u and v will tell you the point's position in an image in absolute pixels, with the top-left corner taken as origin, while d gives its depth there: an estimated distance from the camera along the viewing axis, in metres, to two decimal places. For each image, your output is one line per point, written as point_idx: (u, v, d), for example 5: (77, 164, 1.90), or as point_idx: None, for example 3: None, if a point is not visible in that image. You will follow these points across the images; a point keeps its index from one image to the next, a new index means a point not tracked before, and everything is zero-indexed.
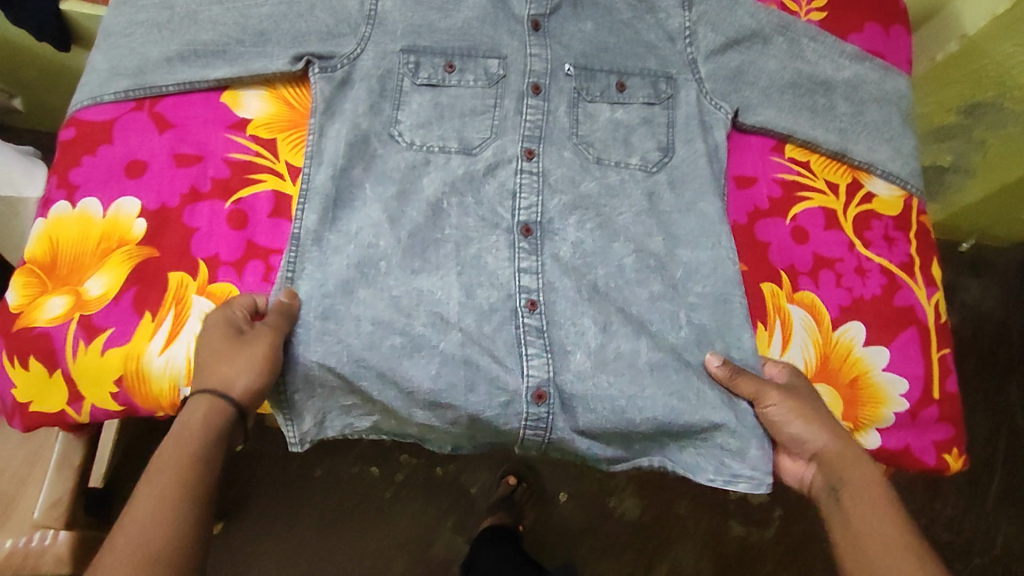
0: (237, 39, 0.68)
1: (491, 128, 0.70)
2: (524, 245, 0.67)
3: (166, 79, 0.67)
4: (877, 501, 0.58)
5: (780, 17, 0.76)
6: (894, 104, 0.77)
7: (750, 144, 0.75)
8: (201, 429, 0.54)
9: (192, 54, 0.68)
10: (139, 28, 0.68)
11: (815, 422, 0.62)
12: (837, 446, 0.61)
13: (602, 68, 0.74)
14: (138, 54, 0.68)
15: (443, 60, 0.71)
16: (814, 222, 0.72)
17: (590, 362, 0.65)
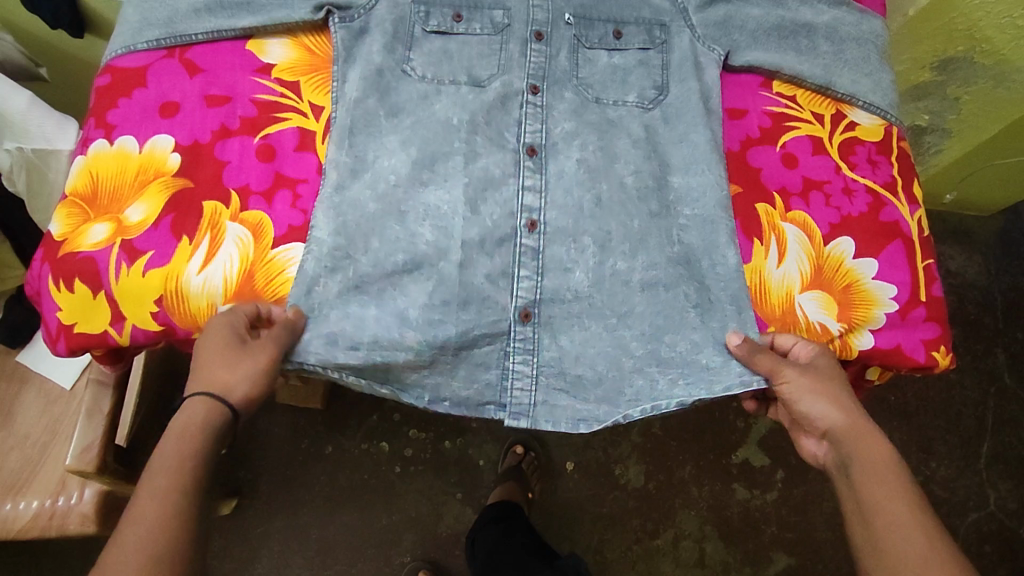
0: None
1: (499, 66, 0.75)
2: (529, 163, 0.72)
3: (195, 28, 0.74)
4: (886, 476, 0.62)
5: None
6: (871, 43, 0.85)
7: (741, 81, 0.82)
8: (188, 430, 0.58)
9: (218, 6, 0.74)
10: None
11: (825, 399, 0.66)
12: (848, 422, 0.65)
13: (599, 18, 0.79)
14: (168, 6, 0.74)
15: (452, 10, 0.76)
16: (802, 148, 0.79)
17: (587, 281, 0.69)
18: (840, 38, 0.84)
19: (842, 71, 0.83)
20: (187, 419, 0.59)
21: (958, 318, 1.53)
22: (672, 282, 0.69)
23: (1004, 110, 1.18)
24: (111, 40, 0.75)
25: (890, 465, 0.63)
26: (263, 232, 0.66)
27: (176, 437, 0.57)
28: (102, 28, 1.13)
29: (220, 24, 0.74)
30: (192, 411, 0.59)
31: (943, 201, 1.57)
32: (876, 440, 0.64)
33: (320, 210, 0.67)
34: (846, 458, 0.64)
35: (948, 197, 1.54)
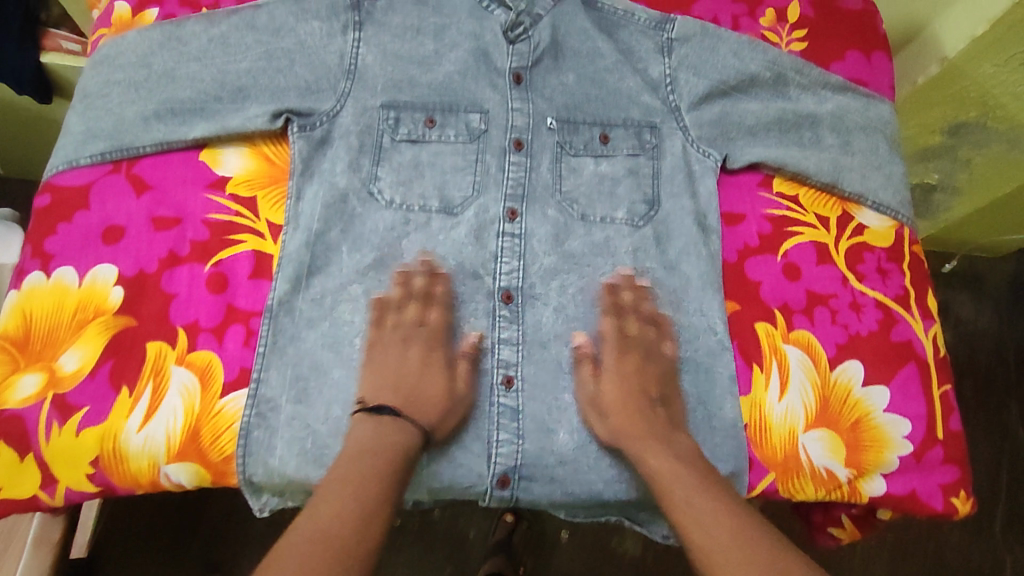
0: (215, 96, 0.71)
1: (472, 185, 0.71)
2: (504, 313, 0.67)
3: (143, 140, 0.68)
4: (682, 484, 0.56)
5: (766, 54, 0.79)
6: (880, 132, 0.79)
7: (738, 183, 0.76)
8: (368, 439, 0.56)
9: (169, 113, 0.69)
10: (116, 88, 0.70)
11: (616, 408, 0.62)
12: (631, 427, 0.61)
13: (585, 121, 0.76)
14: (115, 114, 0.69)
15: (424, 115, 0.74)
16: (806, 257, 0.73)
17: (572, 442, 0.63)
18: (844, 130, 0.79)
19: (852, 166, 0.77)
20: (356, 435, 0.56)
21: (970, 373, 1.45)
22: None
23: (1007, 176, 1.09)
24: (53, 151, 0.69)
25: (682, 471, 0.57)
26: (211, 378, 0.61)
27: (361, 447, 0.55)
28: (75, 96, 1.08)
29: (171, 134, 0.68)
30: (363, 429, 0.57)
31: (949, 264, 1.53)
32: (664, 445, 0.59)
33: (272, 373, 0.61)
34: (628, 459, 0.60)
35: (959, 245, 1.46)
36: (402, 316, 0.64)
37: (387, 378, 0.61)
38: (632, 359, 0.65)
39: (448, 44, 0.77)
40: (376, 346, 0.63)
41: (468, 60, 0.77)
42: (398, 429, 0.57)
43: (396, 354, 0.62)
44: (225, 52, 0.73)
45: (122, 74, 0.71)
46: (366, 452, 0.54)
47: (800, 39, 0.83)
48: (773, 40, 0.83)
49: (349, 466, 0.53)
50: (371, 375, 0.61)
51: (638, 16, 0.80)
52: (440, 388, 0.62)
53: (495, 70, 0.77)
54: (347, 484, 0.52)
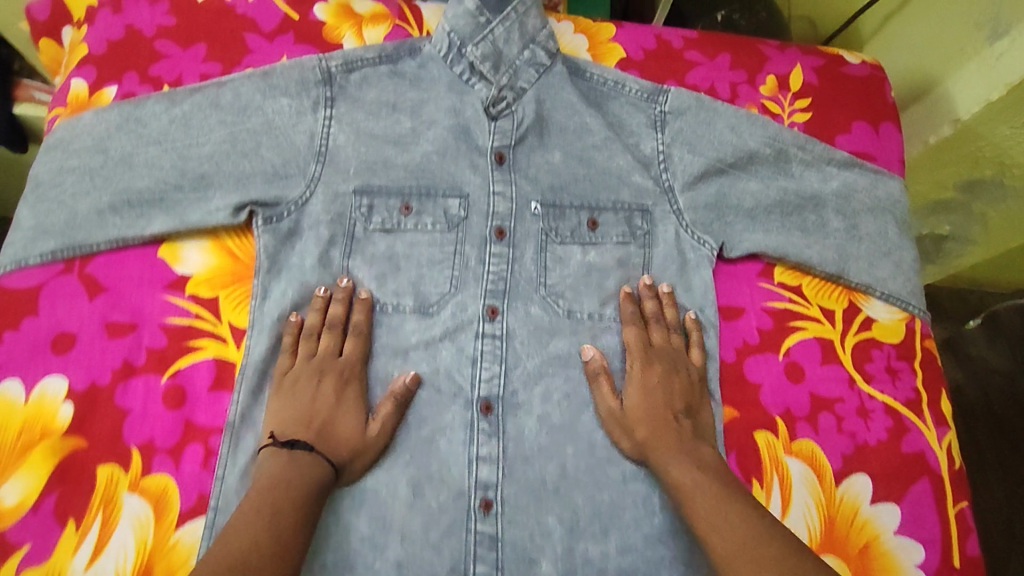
0: (175, 184, 0.66)
1: (450, 280, 0.67)
2: (483, 426, 0.62)
3: (97, 237, 0.64)
4: (709, 497, 0.54)
5: (765, 130, 0.75)
6: (888, 213, 0.75)
7: (737, 272, 0.72)
8: (278, 469, 0.53)
9: (125, 205, 0.65)
10: (70, 176, 0.66)
11: (639, 422, 0.61)
12: (656, 438, 0.60)
13: (571, 204, 0.72)
14: (67, 207, 0.64)
15: (400, 201, 0.69)
16: (810, 355, 0.68)
17: (556, 571, 0.59)
18: (850, 211, 0.74)
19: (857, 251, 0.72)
20: (263, 468, 0.54)
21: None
22: (653, 567, 0.59)
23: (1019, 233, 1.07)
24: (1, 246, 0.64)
25: (707, 483, 0.55)
26: (166, 505, 0.56)
27: (272, 478, 0.53)
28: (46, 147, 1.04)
29: (125, 231, 0.64)
30: (271, 461, 0.54)
31: (976, 321, 1.32)
32: (686, 455, 0.58)
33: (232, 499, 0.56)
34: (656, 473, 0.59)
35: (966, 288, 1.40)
36: (316, 347, 0.62)
37: (295, 406, 0.59)
38: (658, 369, 0.64)
39: (426, 121, 0.73)
40: (286, 376, 0.60)
41: (448, 139, 0.72)
42: (311, 461, 0.55)
43: (309, 387, 0.60)
44: (187, 135, 0.68)
45: (76, 161, 0.67)
46: (274, 481, 0.52)
47: (803, 109, 0.78)
48: (773, 110, 0.78)
49: (257, 494, 0.51)
50: (284, 408, 0.59)
51: (627, 87, 0.76)
52: (347, 421, 0.59)
53: (476, 148, 0.72)
54: (262, 510, 0.50)
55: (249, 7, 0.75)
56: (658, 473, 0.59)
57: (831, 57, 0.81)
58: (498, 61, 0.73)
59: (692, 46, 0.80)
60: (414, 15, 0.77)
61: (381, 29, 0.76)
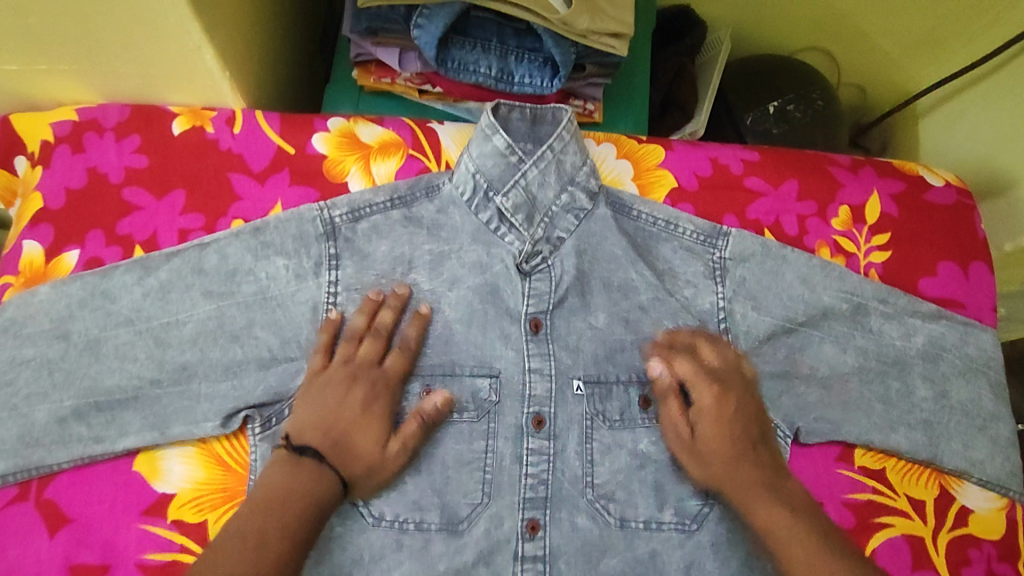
0: (152, 379, 0.55)
1: (483, 486, 0.57)
2: None
3: (57, 456, 0.54)
4: (811, 553, 0.51)
5: (841, 282, 0.64)
6: (982, 375, 0.65)
7: (813, 456, 0.63)
8: (280, 483, 0.50)
9: (91, 409, 0.54)
10: (23, 369, 0.55)
11: (714, 441, 0.57)
12: (736, 473, 0.56)
13: (619, 376, 0.61)
14: (20, 416, 0.54)
15: (420, 383, 0.59)
16: (898, 559, 0.61)
17: None
18: (939, 375, 0.64)
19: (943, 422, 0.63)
20: (268, 475, 0.51)
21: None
22: None
23: None
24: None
25: (801, 530, 0.52)
26: None
27: (267, 495, 0.49)
28: None
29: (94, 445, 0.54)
30: (273, 469, 0.51)
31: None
32: (773, 497, 0.55)
33: None
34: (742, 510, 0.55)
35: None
36: (354, 351, 0.57)
37: (319, 409, 0.54)
38: (734, 399, 0.58)
39: (446, 280, 0.61)
40: (315, 377, 0.55)
41: (473, 300, 0.61)
42: (329, 484, 0.51)
43: (339, 394, 0.54)
44: (164, 310, 0.56)
45: (31, 350, 0.55)
46: (271, 498, 0.49)
47: (881, 248, 0.68)
48: (847, 250, 0.68)
49: (247, 519, 0.48)
50: (316, 419, 0.53)
51: (681, 228, 0.65)
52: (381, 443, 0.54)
53: (507, 313, 0.61)
54: (248, 540, 0.47)
55: (235, 141, 0.63)
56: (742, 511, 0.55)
57: (911, 179, 0.71)
58: (531, 211, 0.62)
59: (753, 171, 0.69)
60: (432, 144, 0.66)
61: (392, 163, 0.65)
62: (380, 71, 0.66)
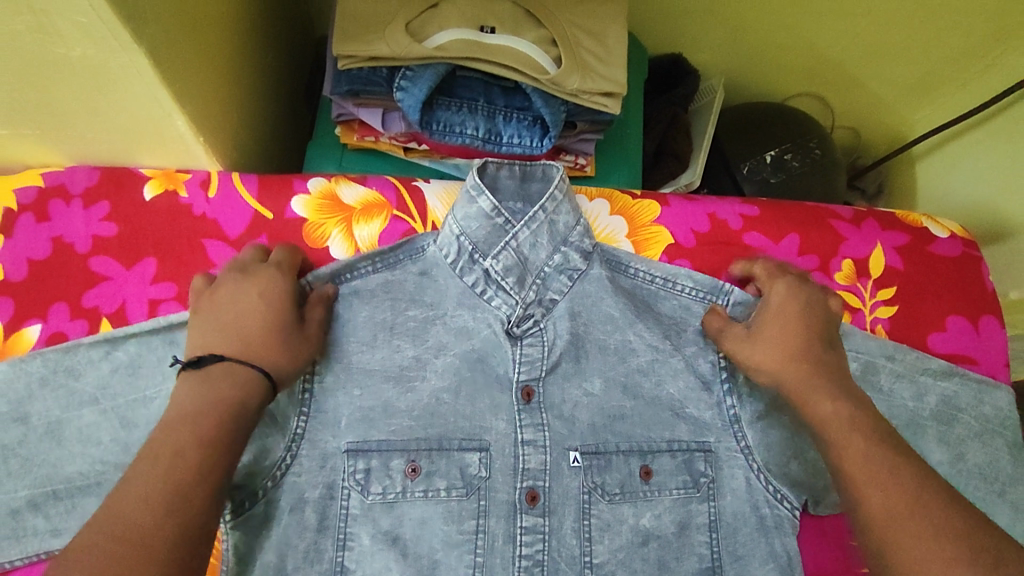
0: (117, 463, 0.51)
1: (473, 572, 0.52)
2: None
3: (11, 551, 0.50)
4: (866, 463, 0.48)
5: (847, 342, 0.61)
6: (999, 436, 0.61)
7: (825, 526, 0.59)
8: (198, 393, 0.45)
9: (48, 499, 0.50)
10: None
11: (777, 344, 0.55)
12: (805, 384, 0.53)
13: (618, 446, 0.57)
14: None
15: (404, 460, 0.53)
16: None
17: None
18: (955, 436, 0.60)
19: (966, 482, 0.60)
20: (178, 395, 0.46)
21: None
22: None
23: None
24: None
25: (864, 438, 0.49)
26: None
27: (181, 409, 0.44)
28: None
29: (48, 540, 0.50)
30: (183, 387, 0.46)
31: None
32: (837, 404, 0.52)
33: None
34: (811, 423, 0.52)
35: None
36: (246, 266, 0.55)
37: (218, 324, 0.50)
38: (795, 312, 0.57)
39: (432, 347, 0.57)
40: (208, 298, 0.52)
41: (461, 367, 0.57)
42: (240, 377, 0.47)
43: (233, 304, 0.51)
44: (132, 387, 0.52)
45: None
46: (185, 411, 0.44)
47: (887, 303, 0.65)
48: (853, 306, 0.65)
49: (164, 437, 0.43)
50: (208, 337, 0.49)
51: (680, 286, 0.62)
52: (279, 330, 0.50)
53: (497, 380, 0.57)
54: (159, 458, 0.41)
55: (210, 206, 0.60)
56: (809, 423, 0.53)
57: (915, 231, 0.69)
58: (522, 272, 0.59)
59: (751, 225, 0.67)
60: (417, 204, 0.63)
61: (376, 225, 0.62)
62: (362, 130, 0.64)
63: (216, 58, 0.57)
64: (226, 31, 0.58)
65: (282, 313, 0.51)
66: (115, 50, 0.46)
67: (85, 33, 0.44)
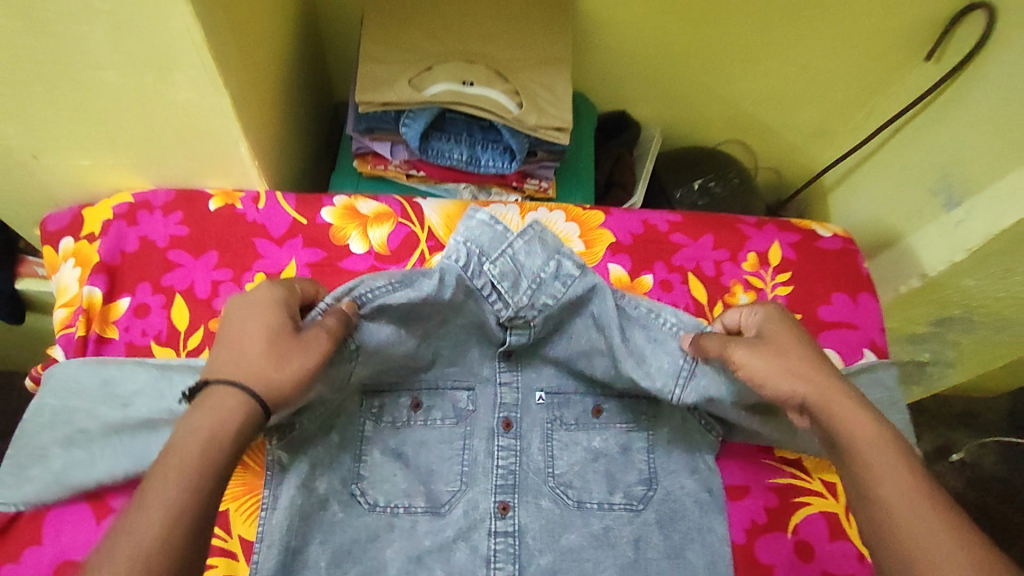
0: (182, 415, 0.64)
1: (461, 476, 0.68)
2: None
3: (91, 474, 0.63)
4: (889, 474, 0.50)
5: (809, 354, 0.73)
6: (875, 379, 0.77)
7: (738, 448, 0.74)
8: (217, 418, 0.49)
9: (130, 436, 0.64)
10: (81, 401, 0.66)
11: (782, 362, 0.58)
12: (826, 397, 0.56)
13: (576, 390, 0.73)
14: (72, 438, 0.65)
15: (410, 398, 0.70)
16: (817, 532, 0.71)
17: None
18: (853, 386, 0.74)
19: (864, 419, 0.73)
20: (194, 416, 0.49)
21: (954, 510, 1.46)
22: None
23: (998, 350, 1.19)
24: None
25: (883, 443, 0.52)
26: None
27: (194, 433, 0.48)
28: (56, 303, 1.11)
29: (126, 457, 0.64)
30: (195, 409, 0.50)
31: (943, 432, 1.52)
32: (860, 410, 0.55)
33: None
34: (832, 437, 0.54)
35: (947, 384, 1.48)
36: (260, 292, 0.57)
37: (230, 349, 0.53)
38: (790, 339, 0.60)
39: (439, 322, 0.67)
40: (227, 324, 0.55)
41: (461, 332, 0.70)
42: (232, 401, 0.50)
43: (237, 326, 0.54)
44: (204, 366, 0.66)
45: (88, 382, 0.67)
46: (203, 437, 0.48)
47: (784, 283, 0.83)
48: (756, 284, 0.83)
49: (169, 461, 0.46)
50: (218, 356, 0.54)
51: (661, 318, 0.67)
52: (276, 349, 0.53)
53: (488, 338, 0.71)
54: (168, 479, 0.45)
55: (259, 214, 0.79)
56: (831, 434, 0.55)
57: (805, 231, 0.88)
58: (516, 277, 0.66)
59: (676, 228, 0.85)
60: (417, 213, 0.82)
61: (385, 228, 0.81)
62: (375, 160, 0.84)
63: (269, 107, 0.78)
64: (275, 88, 0.80)
65: (286, 341, 0.53)
66: (207, 93, 0.66)
67: (187, 80, 0.64)
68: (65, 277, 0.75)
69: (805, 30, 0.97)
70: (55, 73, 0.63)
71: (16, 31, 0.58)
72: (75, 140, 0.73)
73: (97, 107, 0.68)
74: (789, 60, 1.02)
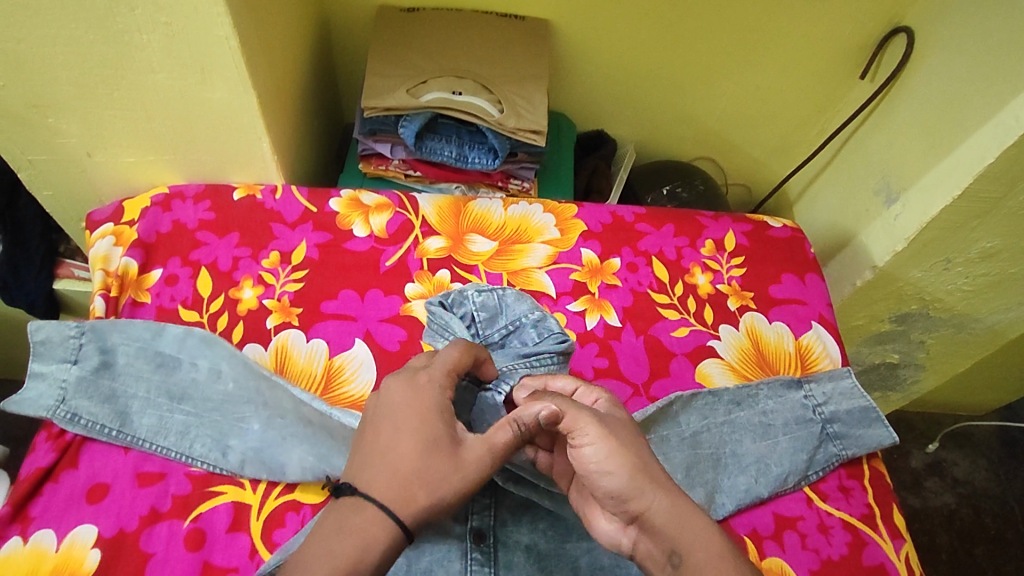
0: (283, 417, 0.73)
1: None
2: (476, 554, 0.68)
3: (169, 439, 0.71)
4: None
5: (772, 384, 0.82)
6: None
7: None
8: (370, 534, 0.51)
9: (228, 414, 0.73)
10: (183, 374, 0.74)
11: (625, 455, 0.54)
12: (675, 504, 0.53)
13: None
14: (160, 403, 0.72)
15: None
16: None
17: None
18: (817, 392, 0.82)
19: (839, 433, 0.80)
20: (349, 527, 0.51)
21: (951, 530, 1.44)
22: None
23: (972, 348, 1.15)
24: (35, 395, 0.71)
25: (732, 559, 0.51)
26: None
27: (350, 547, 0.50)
28: (81, 309, 1.21)
29: (328, 443, 0.71)
30: (355, 520, 0.51)
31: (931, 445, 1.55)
32: (712, 524, 0.53)
33: None
34: (675, 552, 0.51)
35: (930, 395, 1.51)
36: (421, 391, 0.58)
37: (386, 456, 0.54)
38: (624, 435, 0.56)
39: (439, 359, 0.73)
40: (381, 422, 0.57)
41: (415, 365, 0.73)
42: (376, 522, 0.51)
43: (396, 425, 0.56)
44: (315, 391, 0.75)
45: (192, 356, 0.75)
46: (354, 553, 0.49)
47: (738, 265, 0.94)
48: (713, 267, 0.93)
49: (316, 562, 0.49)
50: (365, 456, 0.55)
51: None
52: (430, 466, 0.54)
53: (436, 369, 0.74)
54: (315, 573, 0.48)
55: (276, 203, 0.91)
56: (671, 548, 0.52)
57: (758, 223, 0.99)
58: (495, 314, 0.77)
59: (642, 219, 0.97)
60: (413, 204, 0.94)
61: (384, 216, 0.92)
62: (377, 162, 0.98)
63: (286, 114, 0.92)
64: (291, 99, 0.93)
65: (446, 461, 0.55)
66: (237, 92, 0.79)
67: (222, 79, 0.77)
68: (103, 249, 0.86)
69: (755, 54, 1.10)
70: (116, 78, 0.77)
71: (89, 40, 0.72)
72: (124, 140, 0.86)
73: (146, 109, 0.81)
74: (744, 82, 1.16)
